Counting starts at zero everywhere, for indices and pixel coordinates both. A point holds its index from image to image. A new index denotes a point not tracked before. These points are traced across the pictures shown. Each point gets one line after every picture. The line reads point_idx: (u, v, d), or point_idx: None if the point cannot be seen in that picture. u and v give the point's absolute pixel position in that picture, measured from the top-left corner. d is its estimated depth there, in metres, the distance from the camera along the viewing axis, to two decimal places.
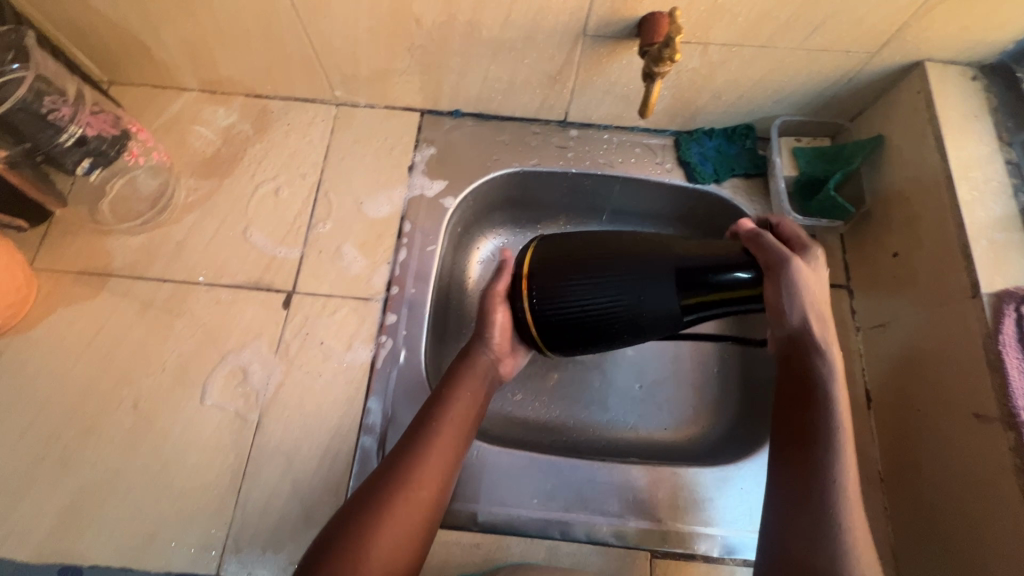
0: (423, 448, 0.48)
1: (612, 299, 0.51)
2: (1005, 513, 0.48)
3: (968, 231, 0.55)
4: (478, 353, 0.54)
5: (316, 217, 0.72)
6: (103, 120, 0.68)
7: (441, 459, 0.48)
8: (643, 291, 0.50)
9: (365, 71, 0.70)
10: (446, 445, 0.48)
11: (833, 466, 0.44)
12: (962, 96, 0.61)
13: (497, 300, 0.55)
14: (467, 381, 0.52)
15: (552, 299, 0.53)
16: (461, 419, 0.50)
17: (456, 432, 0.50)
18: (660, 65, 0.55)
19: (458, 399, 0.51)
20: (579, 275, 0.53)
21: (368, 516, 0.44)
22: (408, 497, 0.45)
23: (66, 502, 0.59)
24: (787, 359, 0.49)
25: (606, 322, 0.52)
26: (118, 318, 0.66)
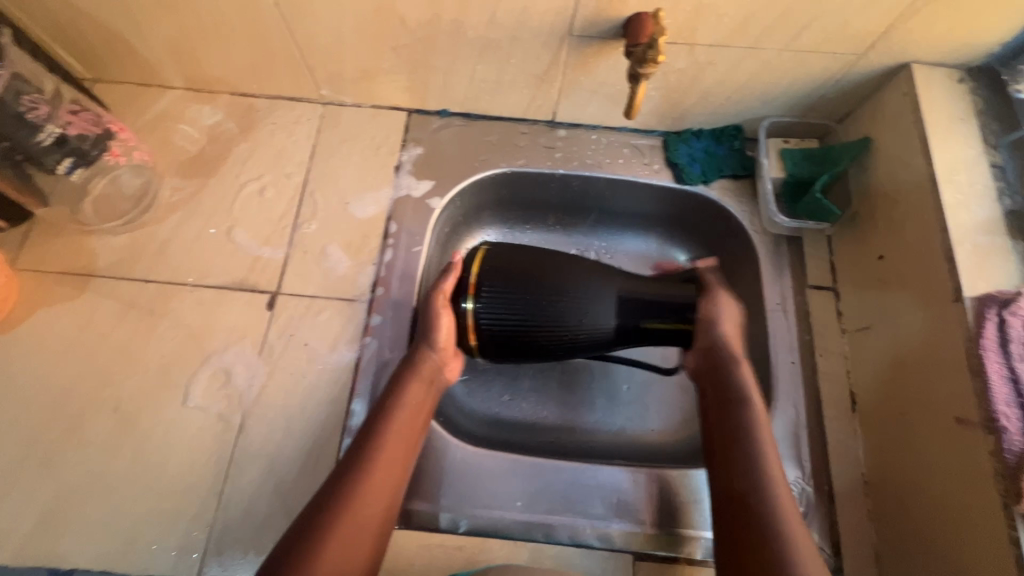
0: (369, 462, 0.50)
1: (527, 306, 0.58)
2: (984, 518, 0.48)
3: (952, 234, 0.55)
4: (422, 360, 0.57)
5: (301, 217, 0.71)
6: (84, 120, 0.67)
7: (385, 468, 0.50)
8: (596, 304, 0.59)
9: (350, 70, 0.70)
10: (392, 458, 0.51)
11: (763, 467, 0.51)
12: (949, 99, 0.61)
13: (440, 303, 0.59)
14: (411, 392, 0.55)
15: (491, 305, 0.58)
16: (404, 430, 0.53)
17: (399, 442, 0.52)
18: (645, 66, 0.55)
19: (402, 410, 0.54)
20: (514, 284, 0.59)
21: (313, 534, 0.45)
22: (355, 506, 0.47)
23: (47, 504, 0.58)
24: (707, 373, 0.60)
25: (519, 330, 0.58)
26: (100, 319, 0.66)
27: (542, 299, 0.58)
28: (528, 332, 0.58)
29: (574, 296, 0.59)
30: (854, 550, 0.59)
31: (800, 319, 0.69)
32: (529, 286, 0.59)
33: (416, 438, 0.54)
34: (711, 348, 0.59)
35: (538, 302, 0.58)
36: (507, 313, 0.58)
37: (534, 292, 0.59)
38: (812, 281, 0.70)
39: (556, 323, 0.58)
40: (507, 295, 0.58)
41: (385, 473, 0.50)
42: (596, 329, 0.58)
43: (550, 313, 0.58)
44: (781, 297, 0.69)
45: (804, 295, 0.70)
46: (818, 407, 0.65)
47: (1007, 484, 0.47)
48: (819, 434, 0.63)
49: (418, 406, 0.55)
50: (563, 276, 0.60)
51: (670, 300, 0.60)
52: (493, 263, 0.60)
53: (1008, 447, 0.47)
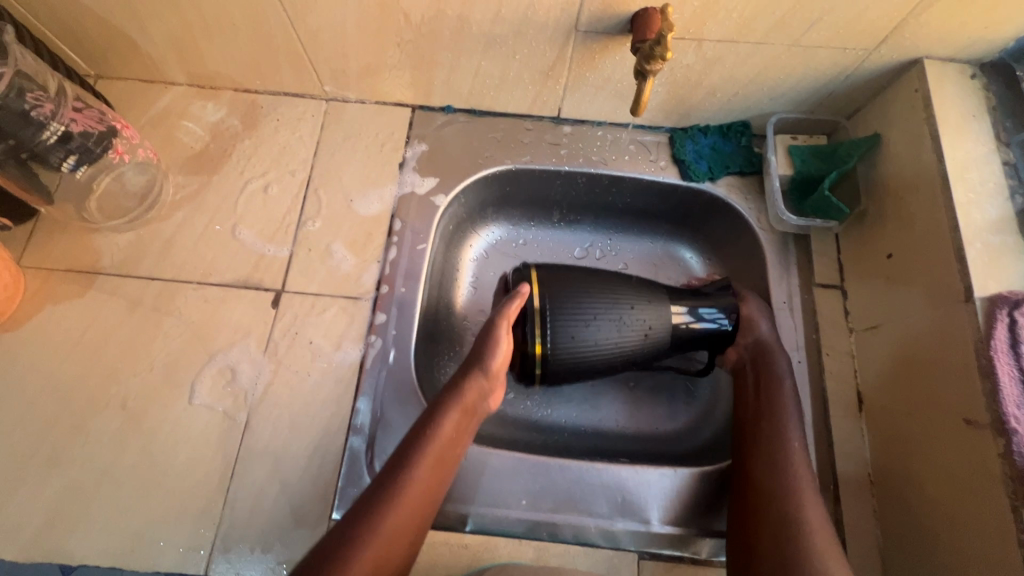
0: (398, 493, 0.50)
1: (596, 314, 0.61)
2: (992, 521, 0.48)
3: (963, 234, 0.55)
4: (468, 387, 0.57)
5: (305, 215, 0.71)
6: (88, 117, 0.66)
7: (415, 504, 0.50)
8: (655, 318, 0.63)
9: (354, 66, 0.69)
10: (426, 487, 0.51)
11: (794, 508, 0.52)
12: (961, 95, 0.60)
13: (504, 328, 0.58)
14: (450, 420, 0.55)
15: (556, 331, 0.60)
16: (437, 463, 0.53)
17: (431, 477, 0.52)
18: (652, 63, 0.54)
19: (437, 440, 0.53)
20: (580, 308, 0.61)
21: (339, 557, 0.45)
22: (382, 540, 0.47)
23: (55, 501, 0.59)
24: (749, 366, 0.64)
25: (584, 354, 0.61)
26: (106, 317, 0.66)
27: (603, 323, 0.61)
28: (591, 356, 0.61)
29: (633, 312, 0.62)
30: (859, 550, 0.59)
31: (807, 318, 0.68)
32: (593, 307, 0.61)
33: (450, 466, 0.54)
34: (756, 347, 0.64)
35: (601, 326, 0.61)
36: (573, 339, 0.60)
37: (594, 315, 0.61)
38: (819, 280, 0.70)
39: (617, 343, 0.61)
40: (569, 321, 0.60)
41: (410, 501, 0.50)
42: (655, 341, 0.63)
43: (612, 335, 0.61)
44: (787, 296, 0.69)
45: (810, 293, 0.69)
46: (823, 406, 0.64)
47: (1017, 486, 0.47)
48: (825, 434, 0.63)
49: (457, 436, 0.54)
50: (622, 294, 0.63)
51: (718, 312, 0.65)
52: (552, 288, 0.62)
53: (1018, 449, 0.47)
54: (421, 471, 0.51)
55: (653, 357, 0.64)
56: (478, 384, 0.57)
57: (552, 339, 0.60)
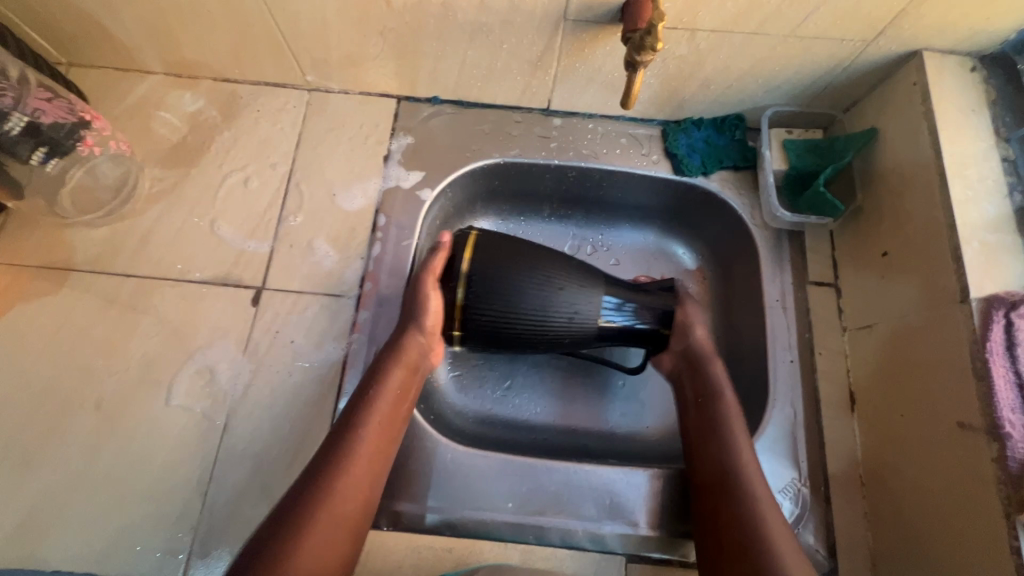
0: (349, 457, 0.49)
1: (525, 282, 0.57)
2: (984, 527, 0.47)
3: (960, 233, 0.53)
4: (408, 346, 0.56)
5: (287, 210, 0.69)
6: (56, 107, 0.64)
7: (370, 463, 0.50)
8: (587, 299, 0.58)
9: (336, 55, 0.67)
10: (375, 450, 0.50)
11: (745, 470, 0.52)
12: (961, 88, 0.59)
13: (430, 285, 0.57)
14: (394, 378, 0.54)
15: (480, 295, 0.56)
16: (387, 420, 0.52)
17: (382, 433, 0.51)
18: (642, 53, 0.52)
19: (384, 399, 0.53)
20: (507, 273, 0.56)
21: (291, 525, 0.44)
22: (337, 501, 0.46)
23: (28, 505, 0.57)
24: (685, 374, 0.60)
25: (506, 323, 0.56)
26: (80, 315, 0.64)
27: (530, 292, 0.56)
28: (515, 327, 0.56)
29: (566, 285, 0.57)
30: (849, 552, 0.58)
31: (800, 317, 0.67)
32: (523, 274, 0.57)
33: (398, 427, 0.53)
34: (689, 354, 0.60)
35: (528, 293, 0.56)
36: (496, 303, 0.56)
37: (525, 283, 0.57)
38: (812, 277, 0.68)
39: (543, 316, 0.56)
40: (494, 287, 0.56)
41: (360, 467, 0.49)
42: (581, 325, 0.57)
43: (539, 306, 0.56)
44: (780, 294, 0.67)
45: (803, 291, 0.68)
46: (815, 407, 0.63)
47: (1010, 492, 0.46)
48: (816, 434, 0.62)
49: (402, 396, 0.54)
50: (555, 267, 0.58)
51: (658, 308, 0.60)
52: (483, 251, 0.57)
53: (1012, 454, 0.46)
54: (365, 437, 0.50)
55: (579, 342, 0.59)
56: (417, 344, 0.56)
57: (471, 307, 0.56)
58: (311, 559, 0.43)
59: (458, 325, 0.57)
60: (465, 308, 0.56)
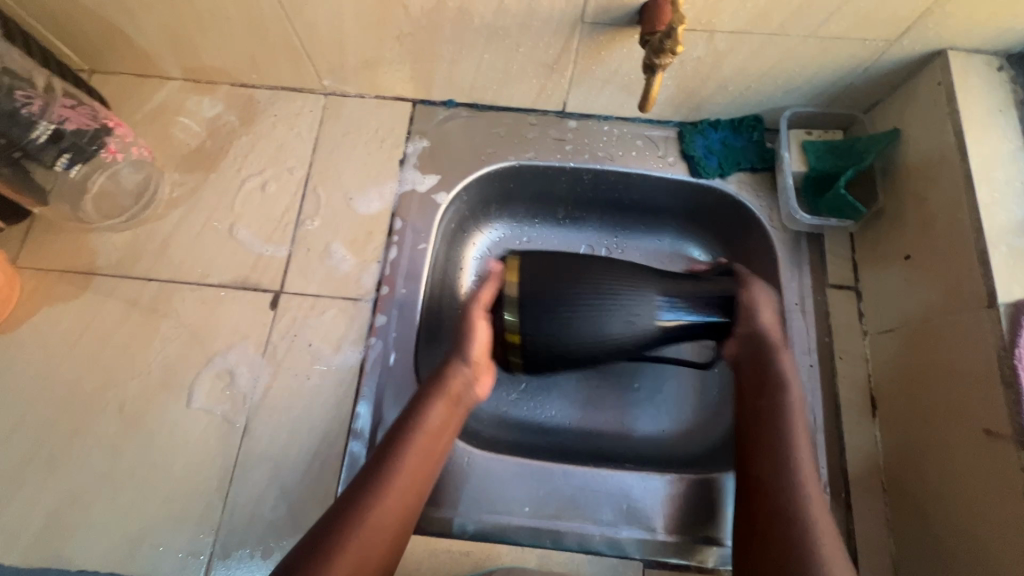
0: (386, 481, 0.49)
1: (573, 301, 0.56)
2: (1013, 537, 0.46)
3: (987, 236, 0.52)
4: (454, 375, 0.56)
5: (304, 214, 0.69)
6: (80, 114, 0.65)
7: (401, 496, 0.49)
8: (642, 310, 0.57)
9: (353, 59, 0.67)
10: (410, 481, 0.50)
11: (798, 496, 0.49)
12: (987, 88, 0.57)
13: (478, 312, 0.57)
14: (434, 411, 0.54)
15: (535, 317, 0.56)
16: (423, 453, 0.52)
17: (417, 468, 0.51)
18: (662, 56, 0.52)
19: (421, 434, 0.52)
20: (560, 293, 0.57)
21: (320, 555, 0.44)
22: (366, 535, 0.46)
23: (54, 506, 0.58)
24: (748, 361, 0.59)
25: (563, 342, 0.56)
26: (102, 318, 0.65)
27: (584, 311, 0.56)
28: (572, 346, 0.57)
29: (619, 299, 0.57)
30: (870, 559, 0.57)
31: (819, 321, 0.66)
32: (576, 292, 0.57)
33: (435, 460, 0.52)
34: (756, 337, 0.59)
35: (581, 312, 0.56)
36: (552, 325, 0.56)
37: (578, 303, 0.57)
38: (832, 280, 0.67)
39: (599, 333, 0.57)
40: (547, 309, 0.56)
41: (398, 493, 0.49)
42: (641, 333, 0.58)
43: (593, 324, 0.56)
44: (799, 297, 0.67)
45: (823, 295, 0.67)
46: (836, 412, 0.62)
47: None
48: (837, 440, 0.61)
49: (442, 429, 0.53)
50: (606, 279, 0.58)
51: (710, 295, 0.59)
52: (530, 272, 0.57)
53: None
54: (404, 465, 0.50)
55: (639, 350, 0.59)
56: (461, 374, 0.56)
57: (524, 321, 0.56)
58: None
59: (517, 346, 0.57)
60: (517, 332, 0.56)
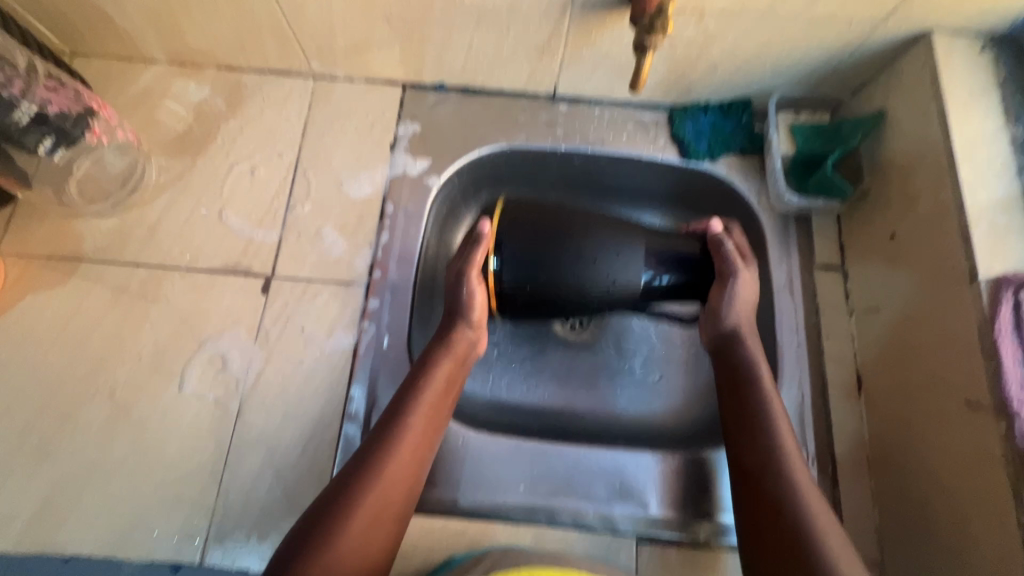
0: (395, 446, 0.49)
1: (564, 240, 0.58)
2: (992, 505, 0.48)
3: (969, 213, 0.53)
4: (457, 336, 0.56)
5: (294, 198, 0.69)
6: (63, 97, 0.63)
7: (412, 457, 0.49)
8: (632, 262, 0.58)
9: (341, 42, 0.66)
10: (419, 446, 0.50)
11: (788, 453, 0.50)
12: (970, 69, 0.58)
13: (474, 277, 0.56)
14: (441, 371, 0.54)
15: (515, 263, 0.57)
16: (432, 414, 0.52)
17: (426, 429, 0.51)
18: (652, 36, 0.52)
19: (429, 393, 0.52)
20: (552, 236, 0.58)
21: (337, 516, 0.44)
22: (377, 500, 0.46)
23: (45, 493, 0.58)
24: (720, 359, 0.59)
25: (543, 284, 0.57)
26: (90, 305, 0.64)
27: (563, 258, 0.57)
28: (553, 294, 0.57)
29: (609, 251, 0.58)
30: (855, 530, 0.59)
31: (807, 300, 0.67)
32: (562, 234, 0.58)
33: (442, 421, 0.53)
34: (725, 337, 0.58)
35: (562, 251, 0.57)
36: (531, 272, 0.57)
37: (556, 248, 0.57)
38: (819, 261, 0.69)
39: (579, 282, 0.57)
40: (527, 256, 0.57)
41: (410, 456, 0.49)
42: (627, 289, 0.58)
43: (572, 271, 0.57)
44: (787, 278, 0.68)
45: (810, 275, 0.68)
46: (823, 389, 0.64)
47: (1016, 469, 0.46)
48: (823, 416, 0.63)
49: (449, 388, 0.54)
50: (597, 229, 0.59)
51: (683, 252, 0.60)
52: (516, 220, 0.58)
53: (1019, 432, 0.46)
54: (416, 418, 0.51)
55: (621, 305, 0.60)
56: (466, 336, 0.56)
57: (502, 259, 0.57)
58: (356, 543, 0.44)
59: (499, 297, 0.58)
60: (499, 280, 0.57)
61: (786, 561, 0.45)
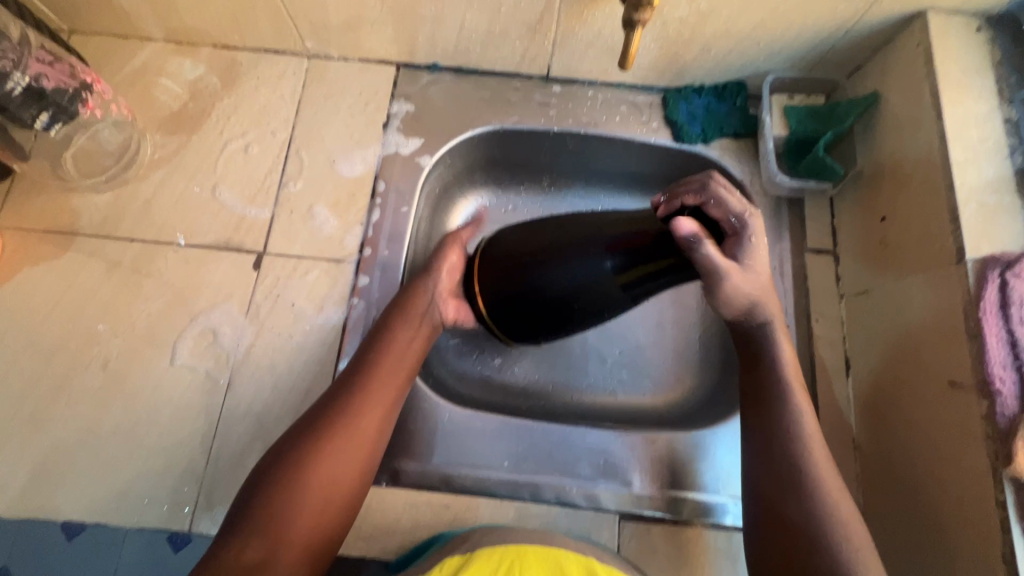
0: (363, 383, 0.50)
1: (547, 258, 0.53)
2: (972, 480, 0.48)
3: (959, 193, 0.53)
4: (419, 292, 0.57)
5: (287, 175, 0.69)
6: (59, 71, 0.64)
7: (380, 399, 0.50)
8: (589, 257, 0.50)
9: (334, 20, 0.66)
10: (389, 382, 0.51)
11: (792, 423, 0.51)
12: (965, 48, 0.57)
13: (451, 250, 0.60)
14: (405, 323, 0.55)
15: (502, 285, 0.55)
16: (398, 360, 0.53)
17: (392, 376, 0.52)
18: (640, 11, 0.51)
19: (395, 339, 0.54)
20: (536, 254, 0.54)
21: (305, 446, 0.47)
22: (344, 433, 0.48)
23: (39, 460, 0.59)
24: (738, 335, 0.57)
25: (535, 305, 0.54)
26: (84, 278, 0.65)
27: (571, 255, 0.51)
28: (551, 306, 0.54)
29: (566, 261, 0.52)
30: None
31: (797, 284, 0.67)
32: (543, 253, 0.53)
33: (411, 369, 0.53)
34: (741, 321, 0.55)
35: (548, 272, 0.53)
36: (546, 269, 0.52)
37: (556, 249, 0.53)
38: (811, 245, 0.68)
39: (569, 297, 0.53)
40: (534, 259, 0.53)
41: (377, 396, 0.50)
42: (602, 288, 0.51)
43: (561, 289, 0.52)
44: (778, 261, 0.67)
45: (801, 259, 0.68)
46: (810, 371, 0.64)
47: (997, 447, 0.46)
48: (810, 398, 0.63)
49: (415, 340, 0.54)
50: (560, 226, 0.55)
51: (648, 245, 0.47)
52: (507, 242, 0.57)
53: (1000, 411, 0.46)
54: (382, 363, 0.52)
55: (616, 301, 0.53)
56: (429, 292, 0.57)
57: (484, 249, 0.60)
58: (322, 471, 0.46)
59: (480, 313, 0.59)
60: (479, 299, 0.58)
61: (785, 535, 0.47)
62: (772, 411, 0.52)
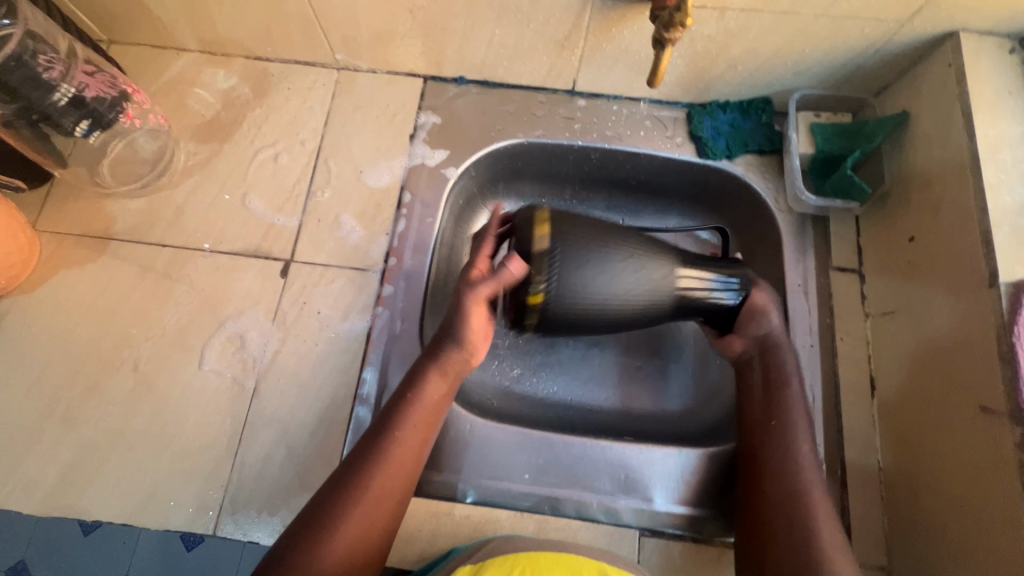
0: (391, 443, 0.51)
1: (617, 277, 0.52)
2: (1002, 510, 0.47)
3: (991, 215, 0.52)
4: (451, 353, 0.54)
5: (314, 185, 0.71)
6: (100, 81, 0.65)
7: (405, 459, 0.51)
8: (666, 280, 0.54)
9: (365, 34, 0.68)
10: (415, 442, 0.52)
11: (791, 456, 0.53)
12: (998, 69, 0.57)
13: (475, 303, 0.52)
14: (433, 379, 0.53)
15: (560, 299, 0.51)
16: (426, 416, 0.53)
17: (419, 435, 0.52)
18: (671, 30, 0.51)
19: (423, 396, 0.53)
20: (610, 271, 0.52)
21: (337, 508, 0.47)
22: (373, 497, 0.48)
23: (69, 460, 0.60)
24: (756, 360, 0.59)
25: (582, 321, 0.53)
26: (117, 282, 0.66)
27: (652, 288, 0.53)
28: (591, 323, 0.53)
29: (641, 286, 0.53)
30: (864, 536, 0.59)
31: (822, 302, 0.66)
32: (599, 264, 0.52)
33: (438, 420, 0.54)
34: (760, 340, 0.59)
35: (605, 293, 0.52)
36: (619, 307, 0.53)
37: (637, 286, 0.53)
38: (836, 262, 0.68)
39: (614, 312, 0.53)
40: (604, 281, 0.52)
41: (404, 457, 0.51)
42: (658, 314, 0.55)
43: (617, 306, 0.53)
44: (802, 279, 0.67)
45: (826, 277, 0.67)
46: (835, 391, 0.63)
47: None
48: (834, 418, 0.62)
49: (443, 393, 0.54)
50: (620, 240, 0.53)
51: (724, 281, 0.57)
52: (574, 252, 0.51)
53: None
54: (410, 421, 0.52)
55: (654, 324, 0.57)
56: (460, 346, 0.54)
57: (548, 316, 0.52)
58: (353, 535, 0.47)
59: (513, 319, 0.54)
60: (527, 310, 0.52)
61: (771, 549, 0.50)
62: (775, 443, 0.54)
